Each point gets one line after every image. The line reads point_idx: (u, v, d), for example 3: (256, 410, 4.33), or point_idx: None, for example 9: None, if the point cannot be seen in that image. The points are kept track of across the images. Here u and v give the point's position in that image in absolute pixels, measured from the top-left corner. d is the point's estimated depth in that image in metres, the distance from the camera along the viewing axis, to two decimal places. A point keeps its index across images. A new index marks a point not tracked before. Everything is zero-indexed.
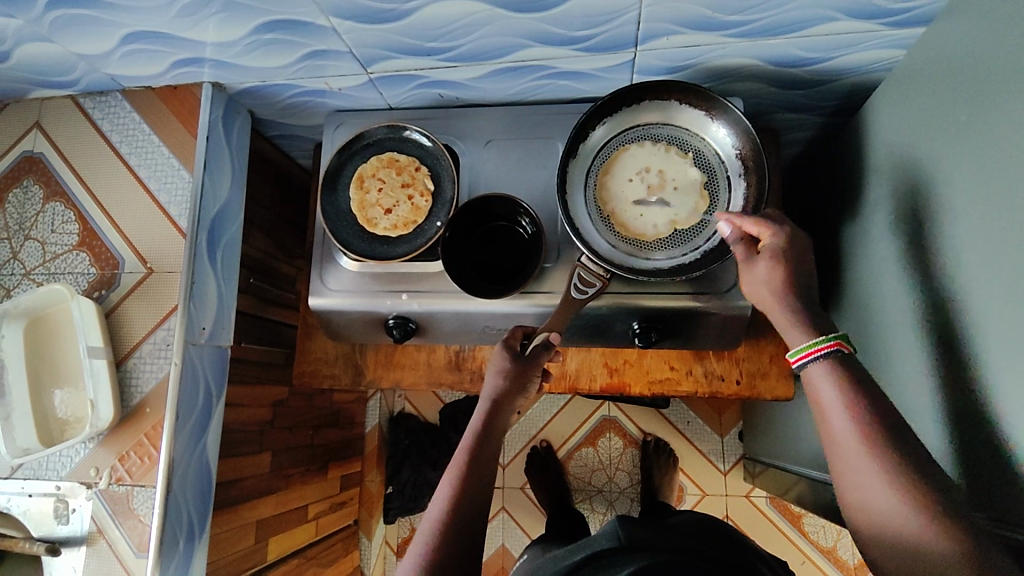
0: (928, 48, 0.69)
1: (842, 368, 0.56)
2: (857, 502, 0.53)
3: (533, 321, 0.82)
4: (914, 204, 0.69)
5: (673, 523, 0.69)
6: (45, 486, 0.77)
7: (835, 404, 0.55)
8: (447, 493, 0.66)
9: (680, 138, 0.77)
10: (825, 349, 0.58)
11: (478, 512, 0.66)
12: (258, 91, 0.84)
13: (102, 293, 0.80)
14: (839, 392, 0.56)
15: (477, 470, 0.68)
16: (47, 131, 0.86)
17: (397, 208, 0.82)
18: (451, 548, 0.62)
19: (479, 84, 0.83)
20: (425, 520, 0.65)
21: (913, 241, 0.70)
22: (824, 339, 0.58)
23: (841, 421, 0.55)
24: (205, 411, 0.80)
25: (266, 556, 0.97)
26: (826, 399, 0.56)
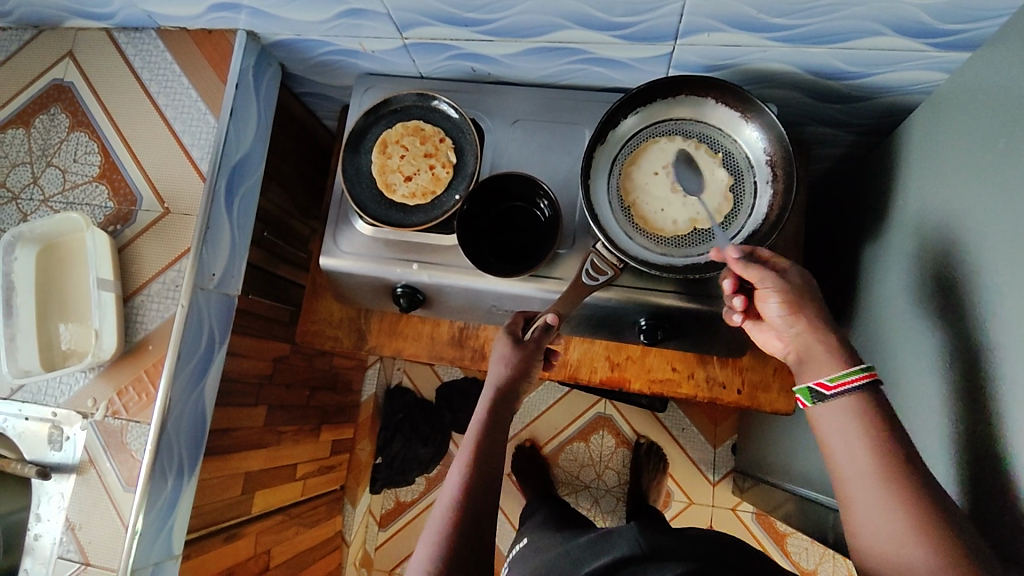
0: (973, 72, 0.67)
1: (866, 402, 0.57)
2: (870, 532, 0.53)
3: (538, 306, 0.82)
4: (942, 230, 0.68)
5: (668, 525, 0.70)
6: (42, 411, 0.78)
7: (851, 434, 0.57)
8: (457, 482, 0.67)
9: (711, 137, 0.76)
10: (862, 380, 0.58)
11: (487, 499, 0.66)
12: (291, 44, 0.84)
13: (117, 228, 0.80)
14: (857, 423, 0.57)
15: (484, 457, 0.69)
16: (78, 61, 0.86)
17: (417, 176, 0.81)
18: (462, 536, 0.63)
19: (513, 61, 0.82)
20: (437, 509, 0.66)
21: (936, 268, 0.68)
22: (858, 369, 0.58)
23: (853, 454, 0.56)
24: (206, 356, 0.81)
25: (250, 508, 0.98)
26: (840, 429, 0.58)
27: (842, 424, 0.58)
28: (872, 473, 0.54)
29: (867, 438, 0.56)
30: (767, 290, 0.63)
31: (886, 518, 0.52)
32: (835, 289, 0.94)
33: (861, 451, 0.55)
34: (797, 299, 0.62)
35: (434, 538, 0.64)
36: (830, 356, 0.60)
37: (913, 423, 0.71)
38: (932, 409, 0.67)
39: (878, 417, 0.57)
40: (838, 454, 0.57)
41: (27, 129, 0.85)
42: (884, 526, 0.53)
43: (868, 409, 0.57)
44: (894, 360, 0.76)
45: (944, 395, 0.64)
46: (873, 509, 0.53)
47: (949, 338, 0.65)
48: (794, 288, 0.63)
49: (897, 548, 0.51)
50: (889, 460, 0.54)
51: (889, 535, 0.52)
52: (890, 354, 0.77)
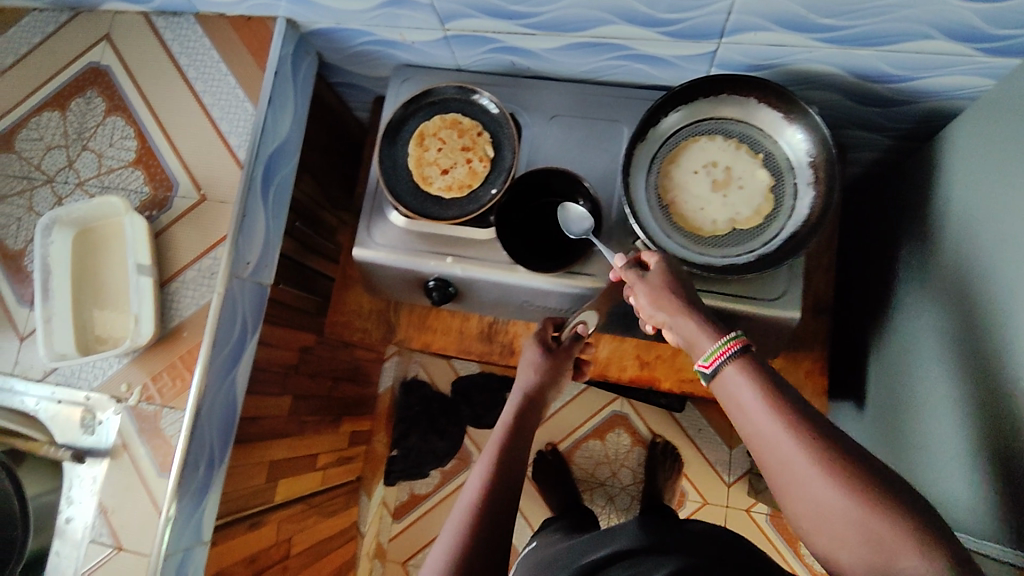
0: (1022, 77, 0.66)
1: (753, 363, 0.54)
2: (809, 513, 0.49)
3: (556, 300, 0.82)
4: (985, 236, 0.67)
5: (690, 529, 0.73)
6: (75, 394, 0.78)
7: (757, 408, 0.52)
8: (481, 479, 0.66)
9: (753, 137, 0.76)
10: (731, 349, 0.55)
11: (511, 497, 0.65)
12: (330, 33, 0.84)
13: (153, 214, 0.80)
14: (758, 393, 0.52)
15: (508, 457, 0.69)
16: (115, 45, 0.85)
17: (454, 169, 0.81)
18: (484, 535, 0.61)
19: (553, 56, 0.81)
20: (457, 505, 0.65)
21: (979, 274, 0.68)
22: (727, 340, 0.56)
23: (762, 418, 0.52)
24: (239, 343, 0.81)
25: (273, 497, 0.98)
26: (746, 404, 0.53)
27: (740, 391, 0.54)
28: (787, 435, 0.50)
29: (771, 400, 0.52)
30: (638, 288, 0.64)
31: (813, 481, 0.48)
32: (868, 294, 0.94)
33: (767, 413, 0.51)
34: (658, 290, 0.62)
35: (454, 534, 0.62)
36: (702, 337, 0.58)
37: (950, 431, 0.70)
38: (973, 417, 0.66)
39: (765, 377, 0.53)
40: (748, 423, 0.53)
41: (63, 112, 0.85)
42: (813, 489, 0.48)
43: (756, 370, 0.54)
44: (931, 367, 0.76)
45: (985, 403, 0.64)
46: (797, 472, 0.49)
47: (993, 346, 0.64)
48: (655, 281, 0.63)
49: (830, 510, 0.47)
50: (799, 418, 0.50)
51: (822, 499, 0.48)
52: (926, 360, 0.77)
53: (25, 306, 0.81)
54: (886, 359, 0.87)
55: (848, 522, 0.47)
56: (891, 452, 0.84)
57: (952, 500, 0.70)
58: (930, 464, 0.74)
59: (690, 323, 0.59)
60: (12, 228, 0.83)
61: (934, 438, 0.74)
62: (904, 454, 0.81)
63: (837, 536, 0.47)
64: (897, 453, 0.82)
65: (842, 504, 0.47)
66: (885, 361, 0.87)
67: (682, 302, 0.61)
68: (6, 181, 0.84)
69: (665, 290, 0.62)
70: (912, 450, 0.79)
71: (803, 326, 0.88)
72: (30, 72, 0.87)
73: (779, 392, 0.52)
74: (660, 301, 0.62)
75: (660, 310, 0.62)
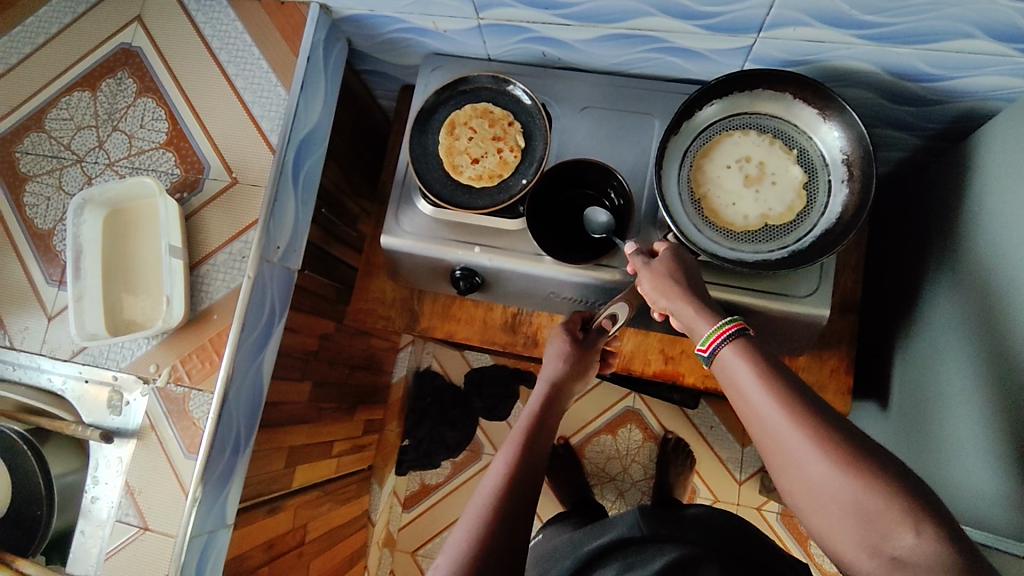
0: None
1: (747, 346, 0.57)
2: (800, 487, 0.50)
3: (571, 289, 0.82)
4: (1018, 237, 0.67)
5: (700, 526, 0.75)
6: (102, 374, 0.78)
7: (750, 382, 0.54)
8: (503, 467, 0.66)
9: (787, 133, 0.76)
10: (726, 332, 0.58)
11: (533, 486, 0.65)
12: (362, 20, 0.83)
13: (184, 196, 0.80)
14: (752, 370, 0.54)
15: (532, 446, 0.69)
16: (147, 26, 0.85)
17: (484, 158, 0.81)
18: (506, 519, 0.61)
19: (586, 47, 0.81)
20: (478, 492, 0.65)
21: (1012, 275, 0.68)
22: (722, 324, 0.59)
23: (753, 396, 0.53)
24: (267, 329, 0.81)
25: (291, 482, 0.98)
26: (742, 380, 0.55)
27: (735, 373, 0.56)
28: (777, 410, 0.51)
29: (762, 379, 0.53)
30: (642, 275, 0.68)
31: (802, 454, 0.49)
32: (893, 294, 0.94)
33: (759, 391, 0.53)
34: (660, 279, 0.66)
35: (474, 520, 0.62)
36: (700, 322, 0.61)
37: (977, 431, 0.70)
38: (1002, 418, 0.66)
39: (759, 358, 0.55)
40: (743, 403, 0.55)
41: (93, 92, 0.85)
42: (802, 462, 0.49)
43: (750, 352, 0.56)
44: (959, 367, 0.76)
45: (1016, 404, 0.64)
46: (787, 446, 0.50)
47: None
48: (659, 270, 0.67)
49: (819, 482, 0.48)
50: (787, 393, 0.51)
51: (812, 471, 0.48)
52: (953, 361, 0.77)
53: (54, 285, 0.81)
54: (911, 359, 0.87)
55: (837, 495, 0.47)
56: (913, 452, 0.84)
57: (977, 500, 0.70)
58: (954, 465, 0.74)
59: (690, 308, 0.63)
60: (41, 207, 0.83)
61: (959, 439, 0.74)
62: (927, 454, 0.81)
63: (829, 510, 0.48)
64: (920, 453, 0.83)
65: (830, 475, 0.47)
66: (910, 362, 0.87)
67: (682, 290, 0.64)
68: (35, 160, 0.84)
69: (668, 279, 0.66)
70: (935, 450, 0.79)
71: (830, 324, 0.88)
72: (60, 52, 0.86)
73: (772, 371, 0.53)
74: (662, 289, 0.66)
75: (663, 298, 0.66)
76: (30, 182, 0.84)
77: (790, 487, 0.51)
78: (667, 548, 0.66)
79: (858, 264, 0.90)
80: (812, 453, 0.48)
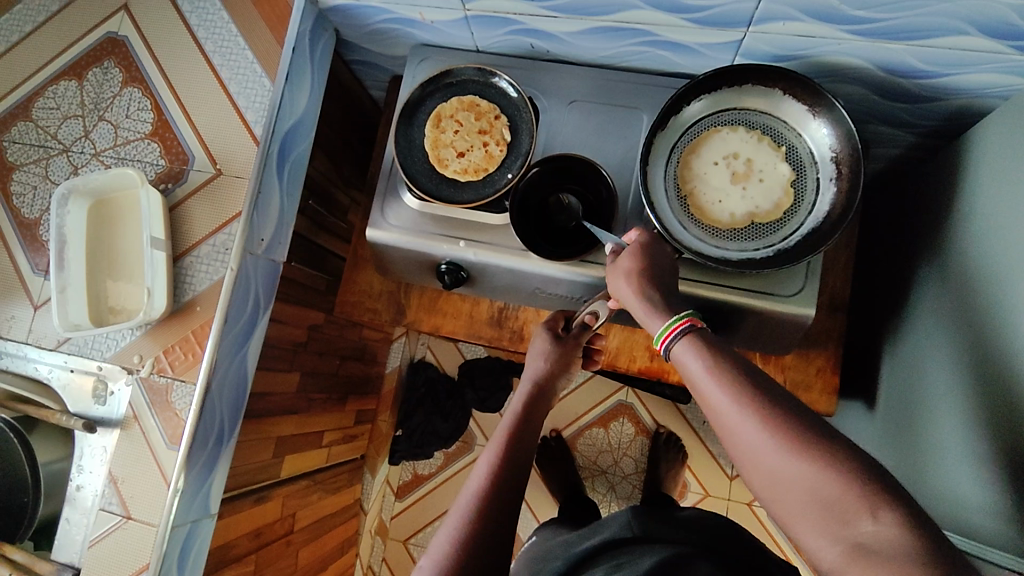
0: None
1: (700, 339, 0.56)
2: (762, 476, 0.49)
3: (565, 288, 0.82)
4: (1008, 238, 0.66)
5: (684, 524, 0.74)
6: (87, 364, 0.79)
7: (704, 375, 0.54)
8: (487, 468, 0.66)
9: (777, 130, 0.75)
10: (678, 328, 0.58)
11: (515, 487, 0.65)
12: (349, 10, 0.82)
13: (169, 187, 0.81)
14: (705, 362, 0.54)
15: (515, 446, 0.69)
16: (133, 15, 0.85)
17: (470, 152, 0.80)
18: (489, 521, 0.61)
19: (574, 39, 0.80)
20: (462, 493, 0.65)
21: (1003, 277, 0.66)
22: (674, 320, 0.59)
23: (708, 389, 0.53)
24: (251, 320, 0.81)
25: (279, 472, 0.99)
26: (697, 373, 0.55)
27: (690, 367, 0.56)
28: (729, 401, 0.51)
29: (716, 372, 0.53)
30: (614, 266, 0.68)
31: (757, 441, 0.49)
32: (884, 293, 0.92)
33: (713, 382, 0.53)
34: (621, 279, 0.66)
35: (456, 521, 0.62)
36: (652, 319, 0.61)
37: (962, 434, 0.70)
38: (986, 422, 0.65)
39: (713, 350, 0.55)
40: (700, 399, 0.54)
41: (80, 82, 0.85)
42: (758, 452, 0.49)
43: (704, 344, 0.56)
44: (945, 369, 0.75)
45: (1002, 408, 0.63)
46: (741, 435, 0.50)
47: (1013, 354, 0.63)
48: (620, 270, 0.66)
49: (775, 469, 0.48)
50: (739, 385, 0.51)
51: (769, 460, 0.48)
52: (940, 362, 0.76)
53: (40, 275, 0.81)
54: (900, 359, 0.86)
55: (796, 483, 0.47)
56: (900, 453, 0.84)
57: (960, 503, 0.69)
58: (939, 466, 0.74)
59: (643, 313, 0.63)
60: (28, 196, 0.83)
61: (944, 441, 0.73)
62: (913, 455, 0.80)
63: (793, 501, 0.47)
64: (906, 453, 0.82)
65: (786, 461, 0.47)
66: (898, 362, 0.86)
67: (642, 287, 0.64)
68: (23, 149, 0.84)
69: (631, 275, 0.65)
70: (921, 451, 0.78)
71: (817, 323, 0.87)
72: (45, 41, 0.86)
73: (725, 363, 0.53)
74: (619, 288, 0.66)
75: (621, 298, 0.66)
76: (18, 172, 0.84)
77: (752, 481, 0.50)
78: (647, 547, 0.65)
79: (848, 262, 0.89)
80: (769, 439, 0.48)
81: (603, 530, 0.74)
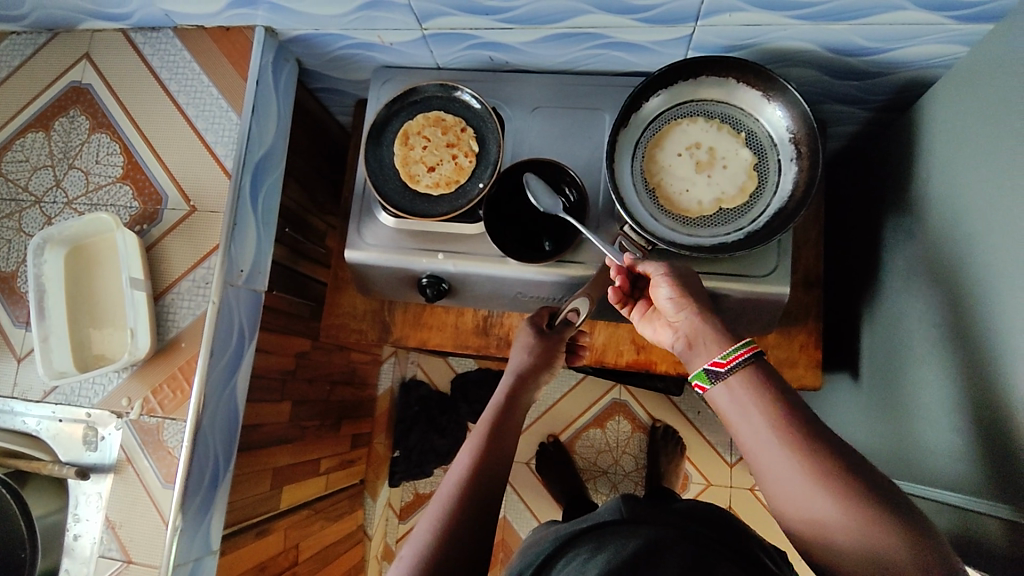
0: (996, 42, 0.67)
1: (759, 373, 0.58)
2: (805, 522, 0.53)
3: (551, 289, 0.83)
4: (965, 199, 0.68)
5: (685, 509, 0.76)
6: (75, 412, 0.79)
7: (756, 413, 0.57)
8: (467, 459, 0.68)
9: (734, 117, 0.78)
10: (742, 355, 0.59)
11: (497, 477, 0.67)
12: (309, 39, 0.84)
13: (144, 228, 0.81)
14: (758, 403, 0.57)
15: (499, 440, 0.70)
16: (96, 64, 0.86)
17: (440, 165, 0.81)
18: (468, 511, 0.63)
19: (531, 49, 0.82)
20: (443, 482, 0.66)
21: (964, 239, 0.69)
22: (739, 346, 0.60)
23: (762, 430, 0.56)
24: (237, 352, 0.82)
25: (279, 503, 0.98)
26: (747, 409, 0.57)
27: (740, 400, 0.58)
28: (784, 448, 0.54)
29: (773, 413, 0.56)
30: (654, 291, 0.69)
31: (806, 489, 0.52)
32: (855, 266, 0.95)
33: (767, 425, 0.56)
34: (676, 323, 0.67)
35: (437, 509, 0.64)
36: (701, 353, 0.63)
37: (935, 393, 0.72)
38: (960, 379, 0.67)
39: (767, 388, 0.57)
40: (747, 433, 0.57)
41: (47, 132, 0.85)
42: (810, 500, 0.52)
43: (758, 380, 0.58)
44: (917, 332, 0.77)
45: (975, 362, 0.65)
46: (795, 484, 0.53)
47: (983, 311, 0.65)
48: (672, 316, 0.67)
49: (821, 516, 0.52)
50: (797, 428, 0.55)
51: (815, 503, 0.52)
52: (912, 327, 0.78)
53: (21, 327, 0.81)
54: (876, 329, 0.88)
55: (843, 530, 0.51)
56: (884, 419, 0.86)
57: (939, 460, 0.71)
58: (921, 428, 0.76)
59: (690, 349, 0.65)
60: (3, 251, 0.83)
61: (922, 402, 0.75)
62: (897, 420, 0.82)
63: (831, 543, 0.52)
64: (890, 419, 0.84)
65: (838, 510, 0.51)
66: (875, 332, 0.89)
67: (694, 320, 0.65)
68: None
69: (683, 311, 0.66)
70: (903, 415, 0.80)
71: (793, 301, 0.89)
72: (10, 96, 0.86)
73: (781, 403, 0.56)
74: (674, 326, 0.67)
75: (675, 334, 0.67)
76: None
77: (793, 519, 0.54)
78: (641, 527, 0.65)
79: (817, 240, 0.91)
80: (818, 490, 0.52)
81: (592, 516, 0.74)
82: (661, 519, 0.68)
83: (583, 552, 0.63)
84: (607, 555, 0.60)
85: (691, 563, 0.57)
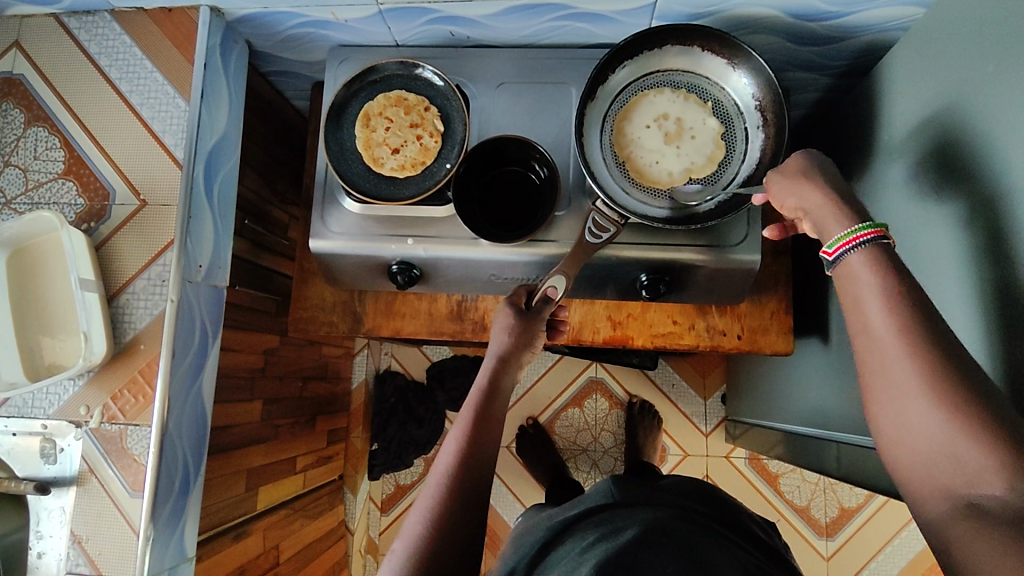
0: (942, 4, 0.67)
1: (883, 255, 0.53)
2: (900, 431, 0.48)
3: (526, 270, 0.81)
4: (916, 164, 0.69)
5: (674, 485, 0.76)
6: (31, 424, 0.74)
7: (871, 293, 0.51)
8: (455, 448, 0.66)
9: (700, 86, 0.77)
10: (861, 237, 0.54)
11: (485, 464, 0.66)
12: (258, 19, 0.79)
13: (92, 226, 0.77)
14: (879, 286, 0.51)
15: (485, 427, 0.69)
16: (27, 51, 0.80)
17: (404, 147, 0.78)
18: (459, 503, 0.62)
19: (493, 22, 0.79)
20: (432, 475, 0.65)
21: (914, 204, 0.70)
22: (859, 228, 0.54)
23: (872, 311, 0.51)
24: (201, 351, 0.78)
25: (255, 505, 0.95)
26: (863, 288, 0.52)
27: (857, 286, 0.53)
28: (893, 336, 0.49)
29: (890, 300, 0.50)
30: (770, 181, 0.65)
31: (906, 397, 0.47)
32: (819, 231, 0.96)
33: (878, 305, 0.51)
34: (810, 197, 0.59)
35: (428, 502, 0.62)
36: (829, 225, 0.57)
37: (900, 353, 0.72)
38: None
39: (887, 276, 0.52)
40: (858, 317, 0.52)
41: None
42: (908, 404, 0.48)
43: (879, 267, 0.52)
44: None
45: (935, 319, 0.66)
46: (897, 394, 0.48)
47: (933, 270, 0.66)
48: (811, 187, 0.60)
49: (913, 418, 0.47)
50: (912, 320, 0.49)
51: (914, 407, 0.47)
52: None
53: None
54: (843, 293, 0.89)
55: (932, 441, 0.46)
56: None
57: None
58: None
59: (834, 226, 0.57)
60: None
61: None
62: None
63: (922, 466, 0.47)
64: None
65: (932, 422, 0.46)
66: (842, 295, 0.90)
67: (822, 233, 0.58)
68: None
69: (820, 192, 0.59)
70: None
71: (764, 269, 0.90)
72: None
73: (906, 294, 0.50)
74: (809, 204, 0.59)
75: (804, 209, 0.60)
76: None
77: (883, 422, 0.50)
78: (639, 512, 0.65)
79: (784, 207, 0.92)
80: (918, 425, 0.47)
81: (582, 502, 0.73)
82: (654, 505, 0.67)
83: (587, 538, 0.61)
84: (604, 544, 0.58)
85: (684, 554, 0.56)
